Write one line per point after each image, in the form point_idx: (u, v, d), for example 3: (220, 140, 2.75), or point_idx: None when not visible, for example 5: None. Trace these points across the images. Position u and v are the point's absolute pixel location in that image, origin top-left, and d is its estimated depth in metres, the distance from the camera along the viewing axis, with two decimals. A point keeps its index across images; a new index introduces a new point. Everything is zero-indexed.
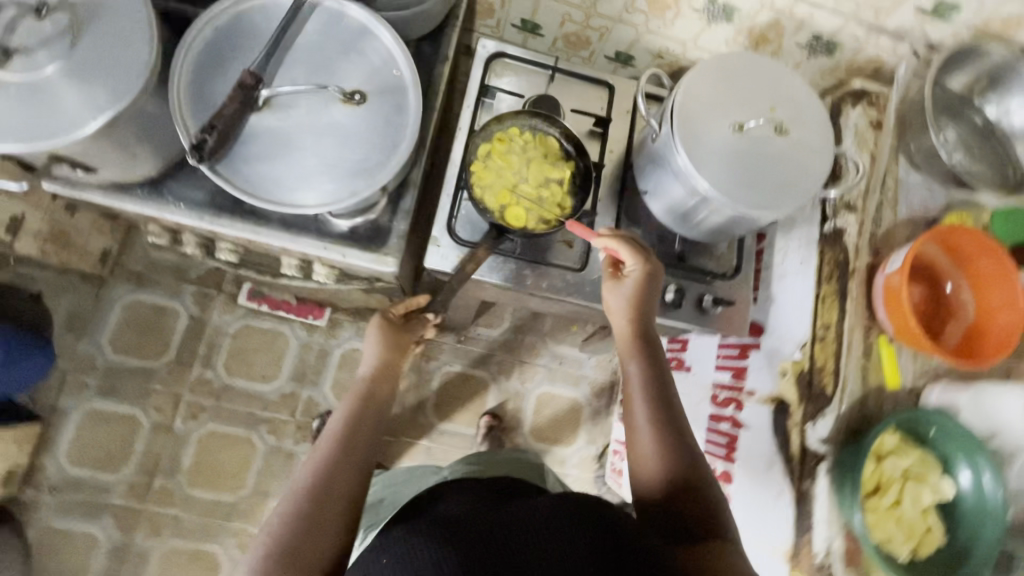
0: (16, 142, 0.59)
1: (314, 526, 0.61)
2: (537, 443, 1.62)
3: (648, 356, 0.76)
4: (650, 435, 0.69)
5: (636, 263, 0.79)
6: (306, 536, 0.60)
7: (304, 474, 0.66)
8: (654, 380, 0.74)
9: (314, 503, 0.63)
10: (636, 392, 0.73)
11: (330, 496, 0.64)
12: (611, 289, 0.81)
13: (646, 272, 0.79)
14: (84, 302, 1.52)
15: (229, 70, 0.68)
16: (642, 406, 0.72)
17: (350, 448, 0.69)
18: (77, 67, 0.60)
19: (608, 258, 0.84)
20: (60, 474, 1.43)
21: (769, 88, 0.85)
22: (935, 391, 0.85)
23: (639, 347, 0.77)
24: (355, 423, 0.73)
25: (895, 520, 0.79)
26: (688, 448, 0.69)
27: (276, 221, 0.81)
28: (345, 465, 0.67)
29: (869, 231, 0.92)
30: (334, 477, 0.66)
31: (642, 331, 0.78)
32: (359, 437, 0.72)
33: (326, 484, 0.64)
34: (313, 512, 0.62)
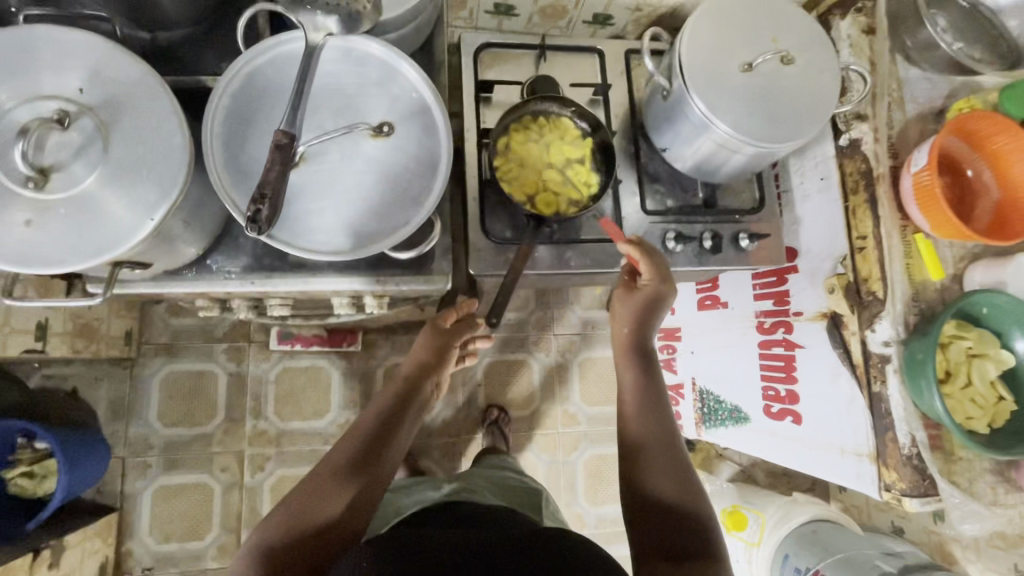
0: (79, 259, 0.58)
1: (322, 501, 0.67)
2: (590, 406, 1.68)
3: (643, 365, 0.79)
4: (644, 437, 0.72)
5: (653, 280, 0.83)
6: (315, 504, 0.66)
7: (330, 457, 0.71)
8: (649, 388, 0.77)
9: (333, 481, 0.68)
10: (632, 404, 0.75)
11: (344, 479, 0.69)
12: (622, 297, 0.84)
13: (656, 291, 0.82)
14: (122, 386, 1.51)
15: (257, 133, 0.68)
16: (637, 418, 0.74)
17: (376, 445, 0.73)
18: (116, 170, 0.59)
19: (626, 269, 0.88)
20: (150, 554, 1.46)
21: (766, 20, 0.85)
22: (977, 271, 0.88)
23: (635, 357, 0.80)
24: (389, 419, 0.76)
25: (970, 399, 0.84)
26: (677, 453, 0.72)
27: (326, 267, 0.82)
28: (366, 458, 0.71)
29: (884, 135, 0.94)
30: (355, 463, 0.70)
31: (641, 342, 0.81)
32: (388, 437, 0.74)
33: (344, 470, 0.69)
34: (330, 489, 0.68)
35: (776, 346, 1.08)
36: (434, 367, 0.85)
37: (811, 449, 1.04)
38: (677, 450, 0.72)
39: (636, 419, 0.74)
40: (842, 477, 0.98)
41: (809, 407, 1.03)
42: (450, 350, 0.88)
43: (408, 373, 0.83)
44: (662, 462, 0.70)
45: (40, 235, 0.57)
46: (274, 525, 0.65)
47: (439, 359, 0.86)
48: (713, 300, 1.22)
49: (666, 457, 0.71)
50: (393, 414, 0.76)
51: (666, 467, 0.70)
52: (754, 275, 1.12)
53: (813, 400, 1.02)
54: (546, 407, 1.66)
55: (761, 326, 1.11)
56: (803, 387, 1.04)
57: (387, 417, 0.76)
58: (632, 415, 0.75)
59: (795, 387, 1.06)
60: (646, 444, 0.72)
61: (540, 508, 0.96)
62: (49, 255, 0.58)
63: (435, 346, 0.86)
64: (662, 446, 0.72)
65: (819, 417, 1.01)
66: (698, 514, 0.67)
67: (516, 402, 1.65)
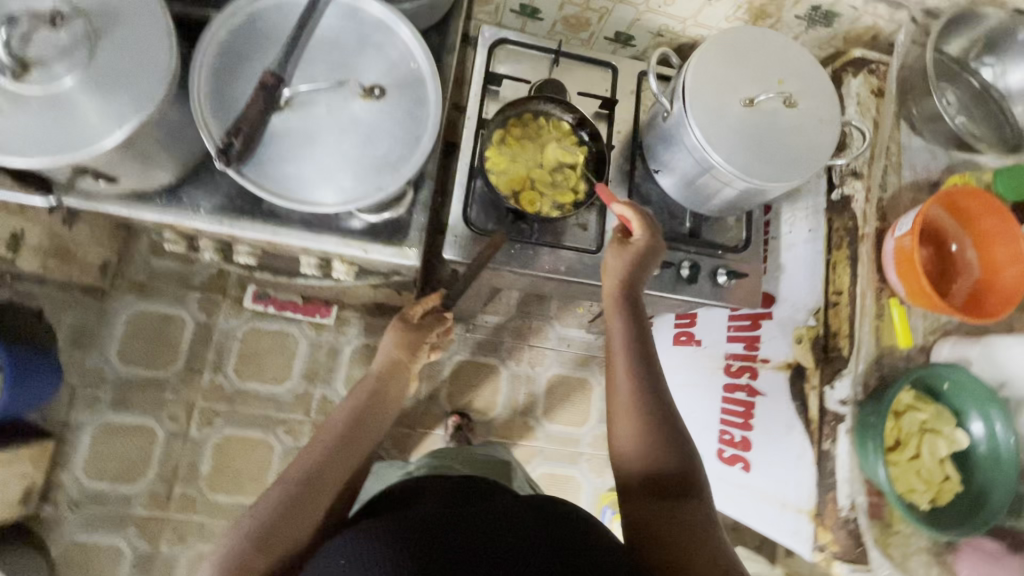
0: (44, 155, 0.58)
1: (296, 514, 0.61)
2: (552, 424, 1.64)
3: (633, 318, 0.75)
4: (631, 393, 0.69)
5: (645, 236, 0.80)
6: (288, 520, 0.61)
7: (295, 464, 0.65)
8: (637, 337, 0.73)
9: (302, 492, 0.63)
10: (622, 358, 0.71)
11: (318, 489, 0.63)
12: (614, 252, 0.81)
13: (649, 244, 0.80)
14: (88, 315, 1.49)
15: (245, 71, 0.68)
16: (629, 374, 0.70)
17: (347, 444, 0.68)
18: (97, 77, 0.59)
19: (620, 228, 0.86)
20: (79, 489, 1.41)
21: (776, 62, 0.86)
22: (945, 347, 0.88)
23: (624, 305, 0.77)
24: (357, 416, 0.72)
25: (915, 471, 0.83)
26: (662, 406, 0.68)
27: (297, 221, 0.81)
28: (338, 461, 0.66)
29: (877, 196, 0.95)
30: (327, 467, 0.65)
31: (630, 294, 0.78)
32: (359, 434, 0.70)
33: (316, 477, 0.64)
34: (301, 499, 0.62)
35: (739, 391, 1.02)
36: (407, 364, 0.84)
37: (761, 503, 0.98)
38: (667, 402, 0.69)
39: (626, 373, 0.70)
40: (778, 533, 0.96)
41: (760, 459, 0.98)
42: (421, 347, 0.88)
43: (380, 372, 0.80)
44: (655, 419, 0.67)
45: (10, 124, 0.58)
46: (239, 542, 0.59)
47: (411, 356, 0.86)
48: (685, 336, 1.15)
49: (658, 412, 0.68)
50: (362, 413, 0.73)
51: (659, 425, 0.67)
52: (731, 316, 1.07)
53: (765, 452, 0.98)
54: (507, 417, 1.62)
55: (728, 369, 1.04)
56: (757, 436, 0.99)
57: (355, 416, 0.72)
58: (624, 372, 0.70)
59: (750, 435, 0.99)
60: (638, 400, 0.68)
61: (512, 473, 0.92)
62: (14, 145, 0.58)
63: (404, 343, 0.86)
64: (654, 400, 0.68)
65: (771, 471, 0.96)
66: (687, 463, 0.65)
67: (478, 406, 1.62)
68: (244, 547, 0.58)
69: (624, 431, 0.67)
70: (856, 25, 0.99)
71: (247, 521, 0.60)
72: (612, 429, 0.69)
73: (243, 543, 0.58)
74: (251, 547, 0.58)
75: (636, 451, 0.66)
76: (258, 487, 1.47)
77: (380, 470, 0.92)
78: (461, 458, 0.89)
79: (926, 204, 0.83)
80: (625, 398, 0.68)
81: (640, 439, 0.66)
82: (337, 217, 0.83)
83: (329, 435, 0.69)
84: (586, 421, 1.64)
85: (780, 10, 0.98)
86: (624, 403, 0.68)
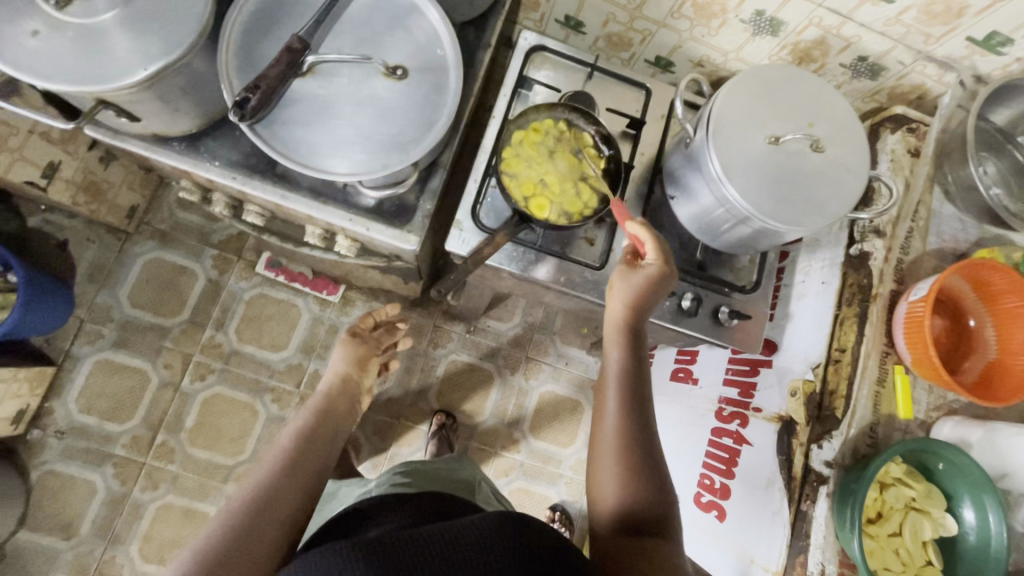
0: (68, 82, 0.61)
1: (255, 529, 0.60)
2: (536, 441, 1.59)
3: (633, 348, 0.75)
4: (618, 423, 0.69)
5: (657, 262, 0.76)
6: (248, 535, 0.59)
7: (250, 485, 0.65)
8: (632, 368, 0.73)
9: (255, 513, 0.62)
10: (613, 388, 0.72)
11: (274, 508, 0.63)
12: (622, 275, 0.78)
13: (661, 272, 0.75)
14: (108, 254, 1.53)
15: (276, 34, 0.72)
16: (618, 403, 0.71)
17: (299, 458, 0.71)
18: (132, 16, 0.63)
19: (630, 249, 0.82)
20: (68, 420, 1.44)
21: (811, 106, 0.84)
22: (947, 425, 0.85)
23: (625, 334, 0.76)
24: (307, 437, 0.75)
25: (892, 549, 0.80)
26: (649, 443, 0.69)
27: (305, 188, 0.82)
28: (293, 477, 0.68)
29: (896, 257, 0.92)
30: (280, 487, 0.66)
31: (633, 321, 0.77)
32: (310, 454, 0.72)
33: (270, 496, 0.64)
34: (254, 520, 0.61)
35: (726, 437, 1.01)
36: (355, 378, 0.92)
37: (727, 553, 0.97)
38: (652, 441, 0.69)
39: (616, 403, 0.71)
40: None
41: (736, 510, 0.96)
42: (370, 360, 0.98)
43: (331, 388, 0.88)
44: (637, 450, 0.67)
45: (44, 46, 0.61)
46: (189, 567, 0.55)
47: (359, 369, 0.95)
48: (685, 373, 1.19)
49: (643, 448, 0.68)
50: (312, 437, 0.75)
51: (639, 461, 0.67)
52: (730, 358, 1.07)
53: (742, 503, 0.95)
54: (493, 426, 1.59)
55: (720, 413, 1.05)
56: (737, 485, 0.97)
57: (306, 432, 0.76)
58: (613, 403, 0.71)
59: (730, 483, 0.99)
60: (624, 433, 0.69)
61: (478, 489, 0.89)
62: (41, 67, 0.61)
63: (355, 357, 0.95)
64: (639, 436, 0.69)
65: (742, 521, 0.94)
66: (661, 497, 0.65)
67: (466, 408, 1.59)
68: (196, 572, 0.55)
69: (605, 461, 0.68)
70: (901, 82, 0.98)
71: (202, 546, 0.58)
72: (593, 475, 0.68)
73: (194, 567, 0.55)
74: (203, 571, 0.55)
75: (616, 484, 0.66)
76: (236, 450, 1.48)
77: (342, 491, 0.90)
78: (433, 475, 0.86)
79: (943, 273, 0.80)
80: (613, 430, 0.69)
81: (625, 472, 0.66)
82: (345, 190, 0.83)
83: (280, 456, 0.71)
84: (572, 443, 1.60)
85: (825, 55, 0.96)
86: (608, 435, 0.69)
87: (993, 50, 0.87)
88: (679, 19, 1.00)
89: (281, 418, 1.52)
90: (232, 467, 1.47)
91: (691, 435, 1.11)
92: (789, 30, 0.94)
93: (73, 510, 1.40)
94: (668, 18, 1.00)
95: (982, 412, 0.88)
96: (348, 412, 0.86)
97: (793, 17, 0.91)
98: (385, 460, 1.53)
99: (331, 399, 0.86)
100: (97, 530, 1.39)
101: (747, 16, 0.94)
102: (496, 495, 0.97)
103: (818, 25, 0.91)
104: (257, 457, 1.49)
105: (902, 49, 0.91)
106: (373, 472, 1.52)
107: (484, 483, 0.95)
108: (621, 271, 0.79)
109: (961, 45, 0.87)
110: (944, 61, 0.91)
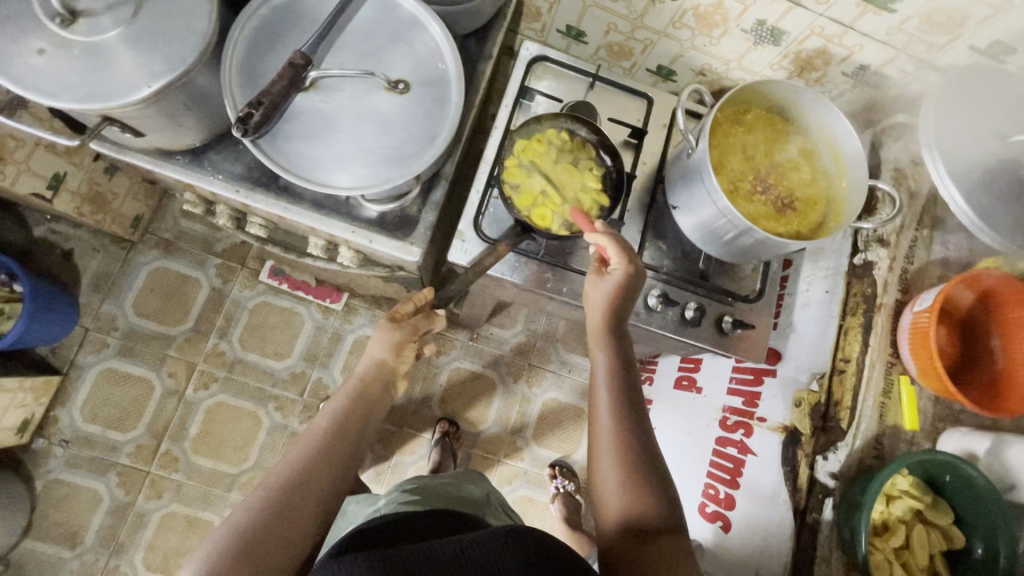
0: (72, 100, 0.61)
1: (284, 521, 0.58)
2: (540, 448, 1.59)
3: (616, 346, 0.77)
4: (611, 423, 0.70)
5: (622, 263, 0.78)
6: (274, 531, 0.57)
7: (278, 472, 0.62)
8: (620, 367, 0.75)
9: (285, 502, 0.59)
10: (604, 385, 0.73)
11: (305, 494, 0.61)
12: (593, 283, 0.81)
13: (627, 273, 0.78)
14: (112, 264, 1.54)
15: (280, 50, 0.73)
16: (610, 404, 0.72)
17: (330, 446, 0.67)
18: (135, 33, 0.64)
19: (597, 255, 0.84)
20: (73, 429, 1.45)
21: (1013, 104, 0.80)
22: (953, 436, 0.85)
23: (609, 336, 0.77)
24: (338, 425, 0.71)
25: (901, 563, 0.79)
26: (645, 441, 0.69)
27: (308, 201, 0.82)
28: (325, 466, 0.65)
29: (900, 266, 0.93)
30: (309, 475, 0.63)
31: (614, 323, 0.78)
32: (342, 440, 0.69)
33: (300, 483, 0.62)
34: (283, 508, 0.59)
35: (730, 446, 1.00)
36: (391, 365, 0.86)
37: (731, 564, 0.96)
38: (647, 436, 0.70)
39: (607, 403, 0.72)
40: None
41: (741, 521, 0.95)
42: (407, 345, 0.91)
43: (365, 373, 0.83)
44: (633, 450, 0.68)
45: (48, 64, 0.62)
46: (220, 556, 0.54)
47: (397, 356, 0.88)
48: (689, 381, 1.18)
49: (640, 448, 0.68)
50: (344, 421, 0.72)
51: (633, 453, 0.68)
52: (734, 367, 1.06)
53: (746, 514, 0.94)
54: (495, 433, 1.58)
55: (724, 422, 1.04)
56: (742, 496, 0.96)
57: (340, 418, 0.72)
58: (604, 396, 0.72)
59: (735, 493, 0.98)
60: (619, 432, 0.69)
61: (486, 506, 0.87)
62: (46, 85, 0.61)
63: (392, 342, 0.88)
64: (635, 431, 0.70)
65: (748, 531, 0.93)
66: (662, 492, 0.66)
67: (469, 416, 1.58)
68: (224, 561, 0.53)
69: (604, 464, 0.68)
70: (904, 91, 0.98)
71: (227, 536, 0.56)
72: (594, 482, 0.68)
73: (221, 559, 0.54)
74: (230, 563, 0.53)
75: (618, 478, 0.66)
76: (240, 458, 1.48)
77: (350, 509, 0.89)
78: (438, 493, 0.85)
79: (948, 283, 0.79)
80: (608, 430, 0.70)
81: (623, 473, 0.66)
82: (348, 202, 0.84)
83: (311, 443, 0.67)
84: (576, 451, 1.59)
85: (827, 64, 0.96)
86: (604, 435, 0.69)
87: (996, 59, 0.86)
88: (680, 29, 1.00)
89: (284, 427, 1.51)
90: (235, 476, 1.47)
91: (693, 443, 1.10)
92: (791, 40, 0.94)
93: (77, 519, 1.40)
94: (669, 28, 1.00)
95: (989, 423, 0.87)
96: (382, 395, 0.81)
97: (793, 27, 0.91)
98: (388, 469, 1.52)
99: (365, 381, 0.81)
100: (101, 539, 1.39)
101: (748, 26, 0.94)
102: (503, 505, 0.96)
103: (819, 35, 0.91)
104: (260, 466, 1.49)
105: (904, 58, 0.91)
106: (377, 480, 1.51)
107: (492, 497, 0.95)
108: (592, 279, 0.81)
109: (963, 54, 0.87)
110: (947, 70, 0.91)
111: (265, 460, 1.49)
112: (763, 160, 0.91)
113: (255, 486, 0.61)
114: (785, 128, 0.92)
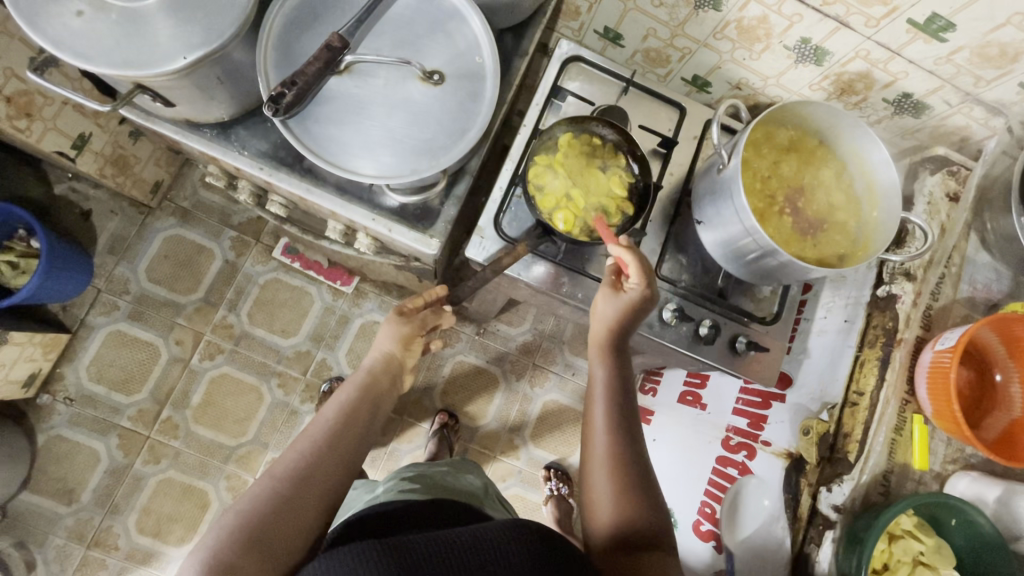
0: (107, 65, 0.61)
1: (288, 509, 0.58)
2: (537, 449, 1.58)
3: (617, 363, 0.76)
4: (608, 439, 0.69)
5: (641, 284, 0.76)
6: (280, 518, 0.57)
7: (286, 461, 0.62)
8: (620, 384, 0.74)
9: (291, 491, 0.59)
10: (602, 401, 0.72)
11: (310, 484, 0.61)
12: (605, 296, 0.79)
13: (642, 296, 0.76)
14: (129, 227, 1.54)
15: (317, 31, 0.73)
16: (608, 420, 0.71)
17: (339, 437, 0.67)
18: (176, 3, 0.63)
19: (614, 267, 0.82)
20: (78, 387, 1.46)
21: None
22: (962, 480, 0.84)
23: (611, 352, 0.77)
24: (345, 416, 0.70)
25: None
26: (642, 460, 0.69)
27: (331, 184, 0.81)
28: (331, 455, 0.64)
29: (925, 302, 0.91)
30: (315, 465, 0.63)
31: (617, 342, 0.77)
32: (349, 431, 0.68)
33: (307, 474, 0.61)
34: (288, 496, 0.59)
35: (731, 467, 1.01)
36: (399, 359, 0.86)
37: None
38: (643, 456, 0.69)
39: (605, 419, 0.71)
40: None
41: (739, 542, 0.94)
42: (416, 339, 0.90)
43: (374, 365, 0.82)
44: (628, 467, 0.67)
45: (86, 27, 0.61)
46: (224, 543, 0.54)
47: (405, 349, 0.87)
48: (693, 396, 1.16)
49: (634, 463, 0.68)
50: (350, 415, 0.71)
51: (628, 470, 0.67)
52: (741, 389, 1.05)
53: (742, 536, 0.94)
54: (494, 430, 1.58)
55: (726, 442, 1.04)
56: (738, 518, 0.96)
57: (347, 410, 0.72)
58: (603, 411, 0.72)
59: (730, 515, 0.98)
60: (615, 449, 0.68)
61: (485, 500, 0.87)
62: (83, 48, 0.61)
63: (400, 335, 0.87)
64: (632, 448, 0.69)
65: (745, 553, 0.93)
66: (656, 512, 0.65)
67: (469, 410, 1.58)
68: (231, 548, 0.53)
69: (597, 474, 0.67)
70: (945, 123, 0.95)
71: (231, 520, 0.56)
72: (587, 496, 0.67)
73: (226, 542, 0.54)
74: (236, 547, 0.53)
75: (612, 494, 0.65)
76: (239, 431, 1.49)
77: (351, 496, 0.90)
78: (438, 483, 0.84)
79: (976, 325, 0.77)
80: (603, 446, 0.69)
81: (617, 490, 0.65)
82: (371, 189, 0.83)
83: (318, 433, 0.66)
84: (573, 455, 1.59)
85: (868, 88, 0.94)
86: (599, 449, 0.69)
87: None
88: (721, 41, 0.98)
89: (285, 404, 1.52)
90: (233, 448, 1.47)
91: (692, 460, 1.09)
92: (834, 61, 0.91)
93: (75, 477, 1.41)
94: (709, 39, 0.98)
95: (999, 470, 0.86)
96: (389, 387, 0.81)
97: (839, 48, 0.88)
98: (384, 455, 1.53)
99: (375, 373, 0.80)
100: (96, 498, 1.41)
101: (791, 43, 0.92)
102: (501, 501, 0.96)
103: (864, 58, 0.89)
104: (258, 441, 1.49)
105: (950, 89, 0.88)
106: (372, 466, 1.52)
107: (490, 489, 0.95)
108: (606, 293, 0.80)
109: (1011, 91, 0.85)
110: (993, 105, 0.89)
111: (263, 436, 1.49)
112: (794, 182, 0.89)
113: (263, 474, 0.61)
114: (820, 151, 0.90)
